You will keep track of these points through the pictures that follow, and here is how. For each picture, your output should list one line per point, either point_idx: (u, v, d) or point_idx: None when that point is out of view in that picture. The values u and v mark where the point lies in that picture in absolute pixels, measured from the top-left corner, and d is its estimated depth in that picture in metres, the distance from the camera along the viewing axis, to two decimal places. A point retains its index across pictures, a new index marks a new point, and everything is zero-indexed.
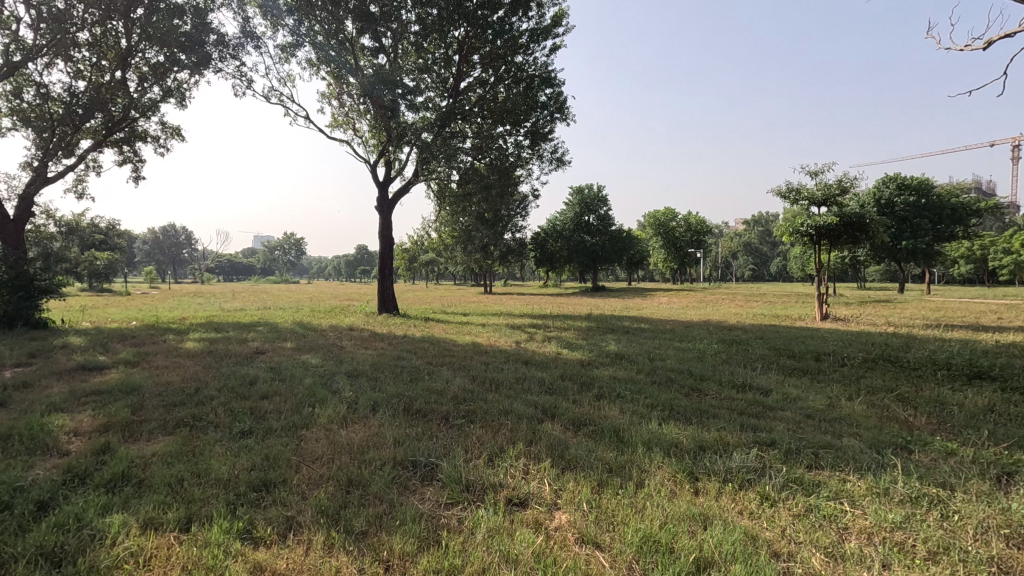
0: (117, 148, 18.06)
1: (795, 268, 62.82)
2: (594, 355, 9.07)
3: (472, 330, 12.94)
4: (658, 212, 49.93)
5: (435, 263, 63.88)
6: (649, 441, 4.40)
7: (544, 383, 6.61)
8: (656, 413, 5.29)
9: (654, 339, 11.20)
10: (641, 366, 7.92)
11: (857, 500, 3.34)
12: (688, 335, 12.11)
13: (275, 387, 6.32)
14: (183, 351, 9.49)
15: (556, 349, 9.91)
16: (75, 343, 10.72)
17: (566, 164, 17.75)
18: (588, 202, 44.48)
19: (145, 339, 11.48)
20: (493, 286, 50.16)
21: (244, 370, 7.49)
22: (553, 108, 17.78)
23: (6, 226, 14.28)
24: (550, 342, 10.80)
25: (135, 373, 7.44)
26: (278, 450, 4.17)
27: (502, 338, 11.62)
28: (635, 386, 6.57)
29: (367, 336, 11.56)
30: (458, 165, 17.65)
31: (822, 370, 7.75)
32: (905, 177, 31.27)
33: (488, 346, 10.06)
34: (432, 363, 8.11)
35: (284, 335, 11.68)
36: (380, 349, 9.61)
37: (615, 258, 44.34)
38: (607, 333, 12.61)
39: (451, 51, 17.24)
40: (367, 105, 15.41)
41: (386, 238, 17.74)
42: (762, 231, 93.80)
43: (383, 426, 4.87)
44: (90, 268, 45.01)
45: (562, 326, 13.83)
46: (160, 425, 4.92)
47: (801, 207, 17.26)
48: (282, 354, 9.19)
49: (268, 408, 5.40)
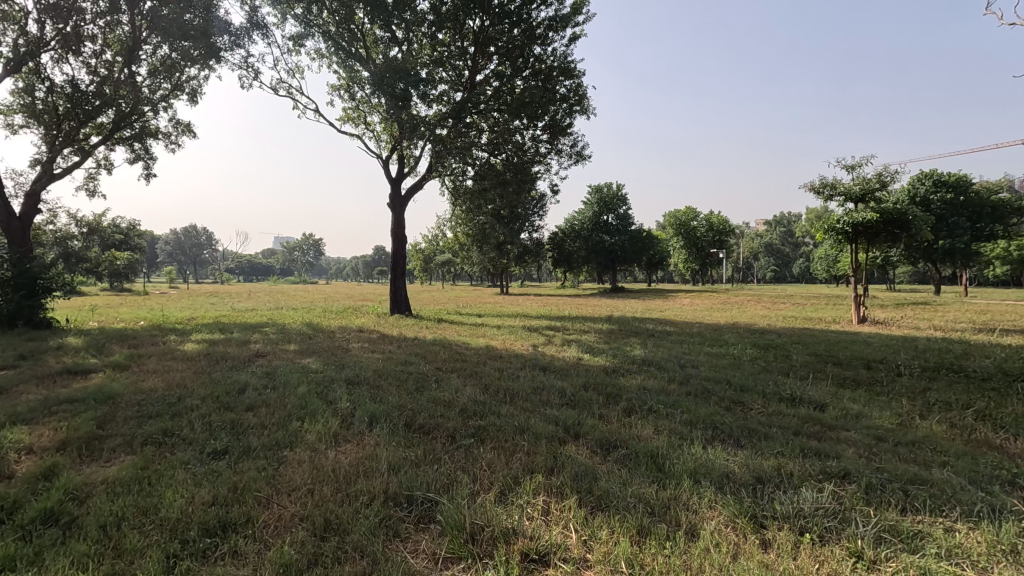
0: (128, 146, 17.75)
1: (820, 269, 61.14)
2: (619, 361, 8.29)
3: (487, 333, 12.25)
4: (679, 211, 48.80)
5: (452, 265, 63.39)
6: (697, 471, 3.62)
7: (565, 394, 5.88)
8: (697, 433, 4.53)
9: (683, 344, 10.37)
10: (672, 374, 7.15)
11: (983, 564, 2.55)
12: (720, 339, 11.24)
13: (264, 396, 5.66)
14: (178, 354, 8.93)
15: (576, 354, 9.14)
16: (72, 344, 10.21)
17: (586, 159, 16.98)
18: (608, 202, 43.59)
19: (146, 340, 10.96)
20: (510, 287, 49.41)
21: (236, 376, 6.86)
22: (572, 101, 17.00)
23: (12, 223, 13.98)
24: (570, 347, 10.05)
25: (120, 378, 6.84)
26: (250, 477, 3.49)
27: (518, 341, 10.90)
28: (669, 399, 5.79)
29: (375, 339, 10.89)
30: (473, 160, 16.99)
31: (877, 381, 6.88)
32: (942, 175, 29.95)
33: (503, 351, 9.34)
34: (442, 370, 7.44)
35: (289, 337, 11.11)
36: (386, 353, 8.94)
37: (635, 259, 43.32)
38: (630, 337, 11.78)
39: (467, 42, 16.51)
40: (379, 99, 14.85)
41: (398, 236, 17.12)
42: (785, 231, 91.67)
43: (378, 447, 4.18)
44: (110, 268, 45.27)
45: (581, 329, 13.09)
46: (124, 443, 4.27)
47: (837, 204, 16.27)
48: (283, 357, 8.60)
49: (251, 422, 4.75)
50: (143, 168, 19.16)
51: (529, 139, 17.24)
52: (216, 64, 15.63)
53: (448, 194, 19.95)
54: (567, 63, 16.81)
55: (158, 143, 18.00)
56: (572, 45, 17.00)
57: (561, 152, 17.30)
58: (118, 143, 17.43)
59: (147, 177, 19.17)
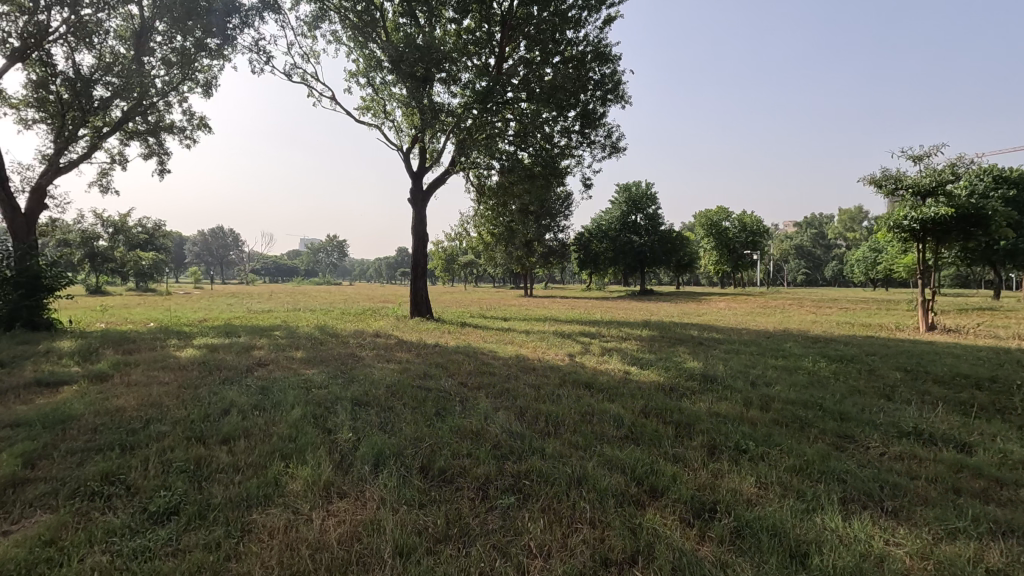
0: (141, 140, 17.12)
1: (857, 272, 58.37)
2: (674, 378, 7.03)
3: (516, 339, 11.09)
4: (710, 211, 46.98)
5: (474, 265, 62.36)
6: (857, 567, 2.38)
7: (622, 424, 4.68)
8: (823, 490, 3.27)
9: (742, 355, 9.03)
10: (747, 395, 5.87)
11: None
12: (781, 349, 9.88)
13: (248, 421, 4.56)
14: (170, 362, 7.91)
15: (622, 367, 7.92)
16: (62, 347, 9.35)
17: (621, 151, 15.69)
18: (637, 201, 42.13)
19: (144, 344, 10.03)
20: (534, 288, 48.19)
21: (225, 391, 5.81)
22: (606, 88, 15.72)
23: (16, 220, 13.32)
24: (612, 357, 8.84)
25: (91, 393, 5.84)
26: (187, 569, 2.36)
27: (551, 349, 9.72)
28: (757, 432, 4.53)
29: (391, 345, 9.77)
30: (499, 154, 15.92)
31: (1010, 408, 5.49)
32: (1002, 170, 27.79)
33: (536, 361, 8.19)
34: (467, 386, 6.27)
35: (298, 342, 10.07)
36: (402, 362, 7.81)
37: (665, 260, 41.68)
38: (677, 345, 10.47)
39: (493, 28, 15.40)
40: (400, 86, 13.84)
41: (420, 235, 16.09)
42: (818, 233, 88.45)
43: (382, 506, 3.04)
44: (136, 268, 45.15)
45: (620, 336, 11.86)
46: (47, 493, 3.20)
47: (902, 198, 14.75)
48: (286, 367, 7.55)
49: (225, 460, 3.66)
50: (158, 163, 18.55)
51: (558, 130, 16.03)
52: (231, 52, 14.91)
53: (473, 191, 18.88)
54: (601, 48, 15.56)
55: (173, 137, 17.35)
56: (607, 28, 15.74)
57: (594, 144, 16.03)
58: (132, 138, 16.82)
59: (161, 172, 18.54)
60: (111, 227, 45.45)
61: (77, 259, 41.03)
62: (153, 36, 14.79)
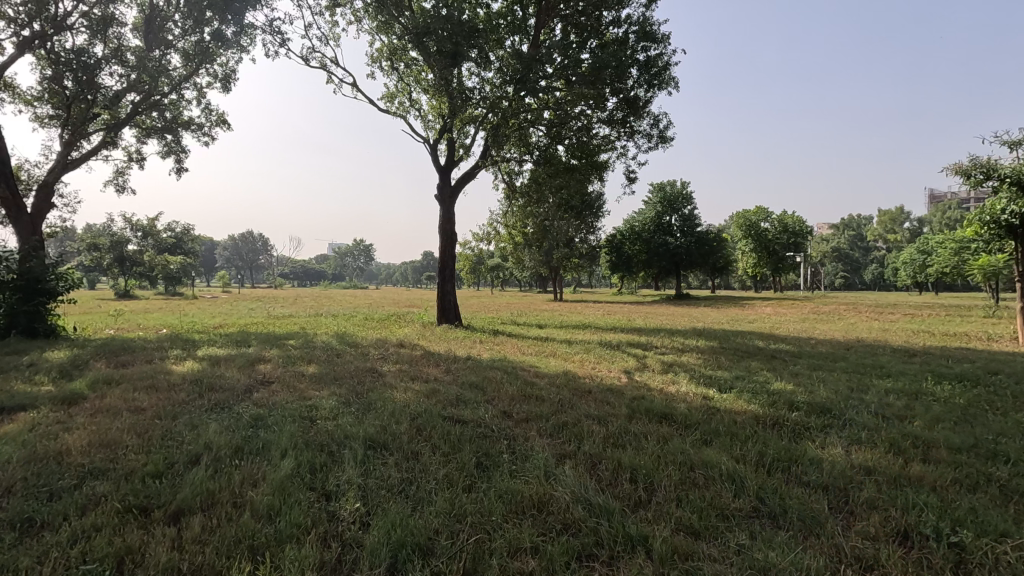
0: (158, 137, 16.37)
1: (902, 276, 55.32)
2: (772, 407, 5.54)
3: (559, 350, 9.68)
4: (748, 211, 44.82)
5: (501, 268, 61.15)
6: None
7: (744, 488, 3.26)
8: None
9: (838, 374, 7.46)
10: (887, 437, 4.37)
11: None
12: (880, 366, 8.25)
13: (222, 477, 3.30)
14: (161, 379, 6.74)
15: (697, 390, 6.46)
16: (51, 358, 8.32)
17: (670, 141, 14.18)
18: (672, 200, 40.29)
19: (141, 355, 8.94)
20: (563, 293, 46.67)
21: (207, 425, 4.56)
22: (651, 72, 14.18)
23: (22, 219, 12.50)
24: (679, 376, 7.40)
25: (43, 424, 4.65)
26: None
27: (603, 364, 8.29)
28: (953, 506, 3.06)
29: (417, 359, 8.46)
30: (532, 147, 14.58)
31: None
32: None
33: (590, 382, 6.79)
34: (512, 419, 4.91)
35: (311, 354, 8.85)
36: (430, 382, 6.50)
37: (702, 263, 39.67)
38: (748, 359, 8.94)
39: (528, 9, 14.04)
40: (428, 69, 12.62)
41: (447, 234, 14.85)
42: (857, 235, 84.86)
43: None
44: (165, 272, 45.03)
45: (677, 347, 10.36)
46: None
47: (997, 189, 12.87)
48: (293, 387, 6.33)
49: (168, 557, 2.40)
50: (177, 162, 17.81)
51: (598, 120, 14.62)
52: (248, 41, 14.00)
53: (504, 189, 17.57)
54: (646, 27, 14.05)
55: (191, 135, 16.56)
56: (653, 5, 14.26)
57: (638, 133, 14.55)
58: (148, 134, 16.07)
59: (180, 171, 17.82)
60: (140, 231, 45.88)
61: (107, 262, 41.35)
62: (168, 26, 13.95)
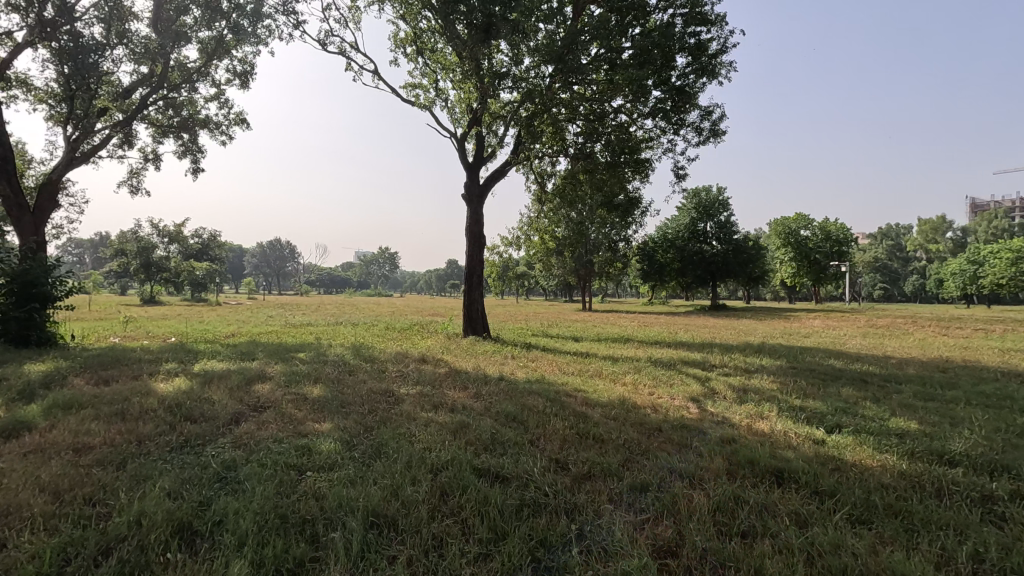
0: (173, 135, 15.55)
1: (949, 288, 52.34)
2: (915, 460, 4.09)
3: (604, 370, 8.33)
4: (787, 218, 42.76)
5: (526, 277, 59.84)
6: None
7: None
8: None
9: (964, 408, 5.94)
10: None
11: None
12: (1008, 398, 6.64)
13: None
14: (136, 402, 5.60)
15: (796, 429, 5.03)
16: (26, 372, 7.28)
17: (721, 136, 12.72)
18: (707, 207, 38.55)
19: (129, 370, 7.83)
20: (590, 303, 45.15)
21: (155, 478, 3.33)
22: (701, 59, 12.76)
23: (23, 217, 11.70)
24: (762, 408, 5.98)
25: None
26: None
27: (663, 389, 6.94)
28: None
29: (440, 378, 7.21)
30: (567, 142, 13.29)
31: None
32: None
33: (655, 415, 5.42)
34: (571, 474, 3.59)
35: (320, 371, 7.64)
36: (457, 412, 5.22)
37: (739, 272, 37.70)
38: (835, 385, 7.43)
39: None
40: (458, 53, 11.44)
41: (475, 237, 13.66)
42: (896, 246, 81.30)
43: None
44: (190, 278, 44.88)
45: (741, 368, 8.92)
46: None
47: None
48: (288, 415, 5.12)
49: None
50: (193, 162, 17.02)
51: (640, 114, 13.26)
52: (265, 30, 13.09)
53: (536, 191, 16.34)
54: (697, 9, 12.64)
55: (207, 133, 15.73)
56: None
57: (686, 128, 13.13)
58: (162, 132, 15.29)
59: (196, 172, 17.02)
60: (166, 237, 45.84)
61: (133, 268, 41.10)
62: (182, 15, 13.09)
